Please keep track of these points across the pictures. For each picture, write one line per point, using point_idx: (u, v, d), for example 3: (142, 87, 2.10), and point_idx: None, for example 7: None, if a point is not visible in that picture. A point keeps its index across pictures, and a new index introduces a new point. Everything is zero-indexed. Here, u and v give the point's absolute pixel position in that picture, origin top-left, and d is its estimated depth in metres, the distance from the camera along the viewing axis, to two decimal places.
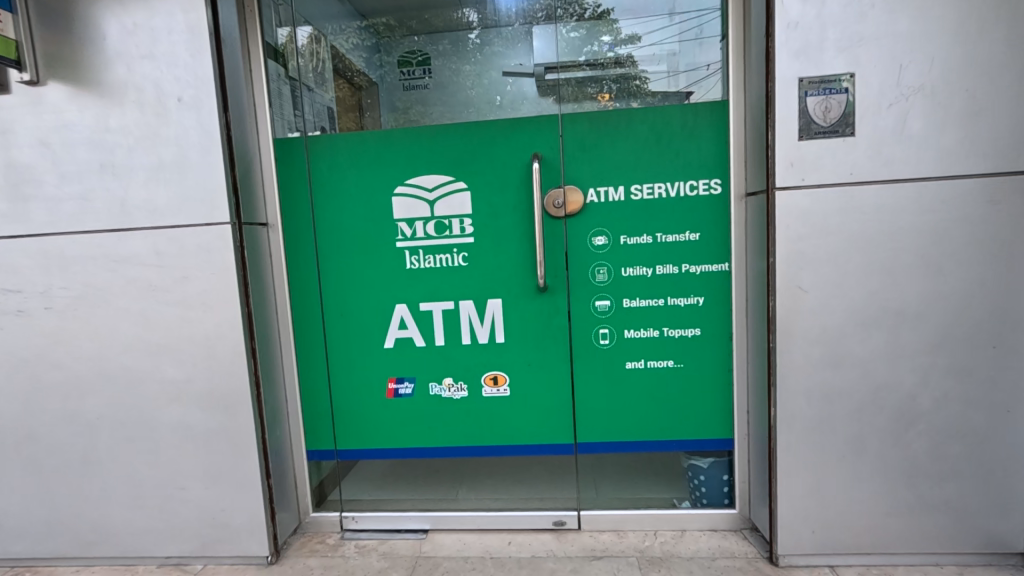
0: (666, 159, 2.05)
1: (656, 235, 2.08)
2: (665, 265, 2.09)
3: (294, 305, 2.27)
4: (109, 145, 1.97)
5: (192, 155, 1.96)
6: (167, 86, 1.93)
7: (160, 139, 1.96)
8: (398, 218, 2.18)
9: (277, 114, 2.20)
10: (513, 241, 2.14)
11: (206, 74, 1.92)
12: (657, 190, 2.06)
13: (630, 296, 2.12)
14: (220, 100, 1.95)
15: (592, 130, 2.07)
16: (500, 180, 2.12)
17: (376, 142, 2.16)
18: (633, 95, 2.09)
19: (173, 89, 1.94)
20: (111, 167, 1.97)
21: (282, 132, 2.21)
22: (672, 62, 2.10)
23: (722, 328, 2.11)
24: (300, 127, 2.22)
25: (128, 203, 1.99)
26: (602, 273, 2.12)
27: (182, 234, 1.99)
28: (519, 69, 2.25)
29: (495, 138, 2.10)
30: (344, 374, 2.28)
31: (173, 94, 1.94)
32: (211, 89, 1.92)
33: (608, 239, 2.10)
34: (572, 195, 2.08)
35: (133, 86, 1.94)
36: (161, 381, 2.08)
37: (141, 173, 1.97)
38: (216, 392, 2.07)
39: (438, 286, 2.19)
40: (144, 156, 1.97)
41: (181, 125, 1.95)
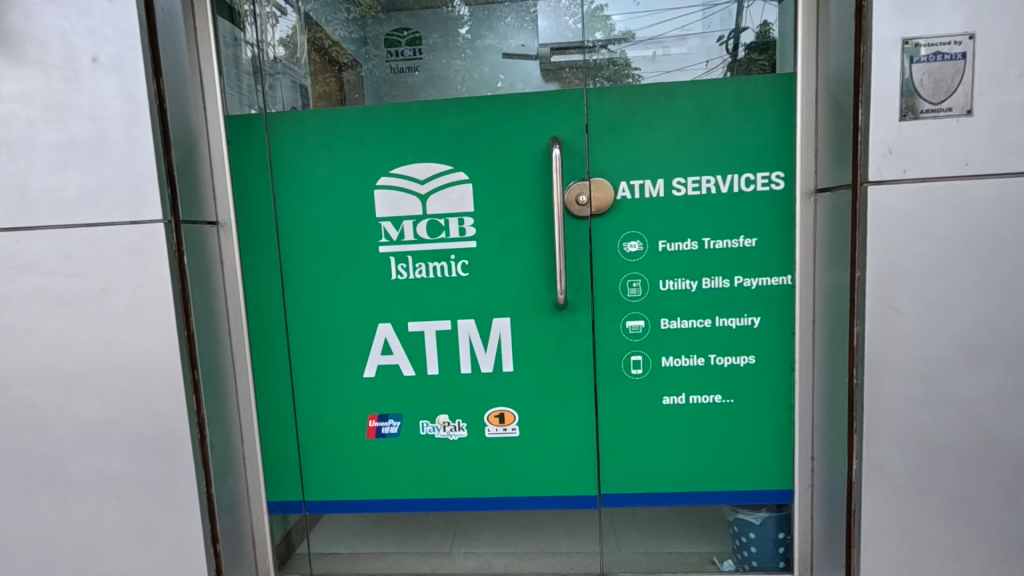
0: (715, 146, 1.65)
1: (703, 240, 1.68)
2: (713, 277, 1.69)
3: (250, 323, 1.82)
4: (3, 118, 1.53)
5: (113, 130, 1.53)
6: (79, 41, 1.50)
7: (71, 109, 1.53)
8: (381, 217, 1.75)
9: (234, 88, 1.75)
10: (525, 247, 1.72)
11: (131, 27, 1.51)
12: (705, 185, 1.66)
13: (668, 315, 1.72)
14: (151, 63, 1.54)
15: (625, 109, 1.66)
16: (509, 171, 1.70)
17: (353, 122, 1.73)
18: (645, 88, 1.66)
19: (86, 44, 1.51)
20: (6, 146, 1.53)
21: (239, 108, 1.76)
22: (693, 44, 1.70)
23: (781, 355, 1.72)
24: (262, 103, 1.76)
25: (29, 193, 1.54)
26: (635, 286, 1.71)
27: (101, 233, 1.54)
28: (519, 50, 1.80)
29: (504, 118, 1.68)
30: (315, 409, 1.84)
31: (86, 53, 1.52)
32: (137, 48, 1.51)
33: (643, 245, 1.69)
34: (599, 189, 1.67)
35: (35, 41, 1.51)
36: (73, 423, 1.62)
37: (47, 154, 1.53)
38: (145, 435, 1.62)
39: (431, 302, 1.77)
40: (49, 132, 1.53)
41: (97, 90, 1.52)
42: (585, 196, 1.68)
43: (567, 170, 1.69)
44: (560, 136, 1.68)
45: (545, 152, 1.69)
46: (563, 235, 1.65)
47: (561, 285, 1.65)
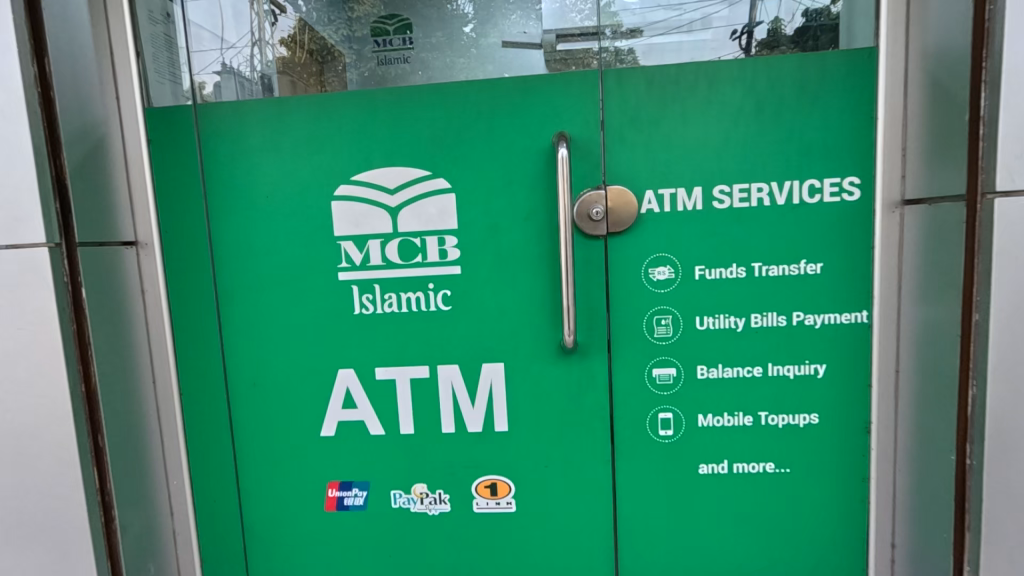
0: (769, 144, 1.28)
1: (752, 266, 1.31)
2: (765, 313, 1.32)
3: (180, 369, 1.45)
4: None
5: None
6: None
7: None
8: (341, 236, 1.38)
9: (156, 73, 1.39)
10: (523, 275, 1.35)
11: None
12: (755, 194, 1.29)
13: (707, 361, 1.34)
14: (29, 39, 1.19)
15: (652, 97, 1.28)
16: (503, 178, 1.33)
17: (305, 115, 1.36)
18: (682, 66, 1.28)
19: None
20: None
21: (171, 100, 1.39)
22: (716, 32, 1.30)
23: (852, 413, 1.34)
24: (199, 92, 1.40)
25: None
26: (663, 324, 1.34)
27: None
28: (523, 40, 1.35)
29: (496, 109, 1.31)
30: (261, 474, 1.48)
31: None
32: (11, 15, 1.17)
33: (674, 272, 1.32)
34: (617, 201, 1.30)
35: None
36: None
37: None
38: (41, 519, 1.27)
39: (404, 343, 1.40)
40: None
41: None
42: (601, 210, 1.30)
43: (577, 175, 1.31)
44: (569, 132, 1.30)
45: (549, 153, 1.31)
46: (571, 259, 1.27)
47: (569, 323, 1.28)
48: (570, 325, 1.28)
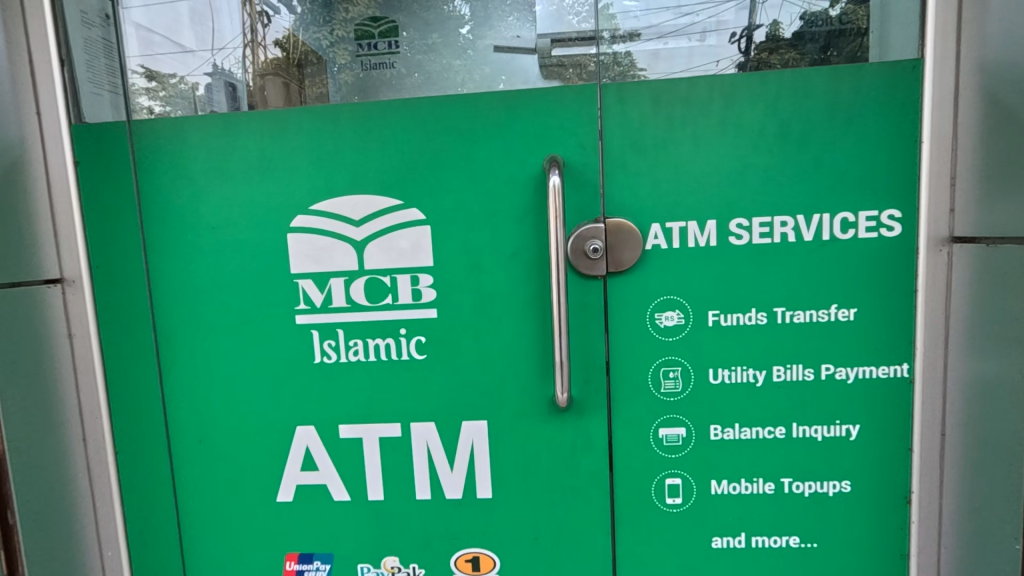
0: (796, 171, 1.10)
1: (774, 311, 1.13)
2: (789, 365, 1.14)
3: (115, 425, 1.26)
4: None
5: None
6: None
7: None
8: (298, 273, 1.19)
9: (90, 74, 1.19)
10: (509, 320, 1.16)
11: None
12: (780, 229, 1.11)
13: (721, 421, 1.16)
14: None
15: (659, 116, 1.10)
16: (486, 208, 1.14)
17: (257, 133, 1.17)
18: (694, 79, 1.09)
19: None
20: None
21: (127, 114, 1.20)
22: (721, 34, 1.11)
23: (889, 480, 1.16)
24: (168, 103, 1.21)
25: None
26: (671, 377, 1.16)
27: None
28: (517, 44, 1.16)
29: (478, 128, 1.13)
30: (209, 542, 1.29)
31: None
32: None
33: (684, 317, 1.14)
34: (618, 236, 1.12)
35: None
36: None
37: None
38: None
39: (372, 396, 1.21)
40: None
41: None
42: (601, 246, 1.12)
43: (572, 205, 1.13)
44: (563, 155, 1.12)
45: (539, 179, 1.13)
46: (565, 306, 1.09)
47: (561, 380, 1.10)
48: (562, 382, 1.10)
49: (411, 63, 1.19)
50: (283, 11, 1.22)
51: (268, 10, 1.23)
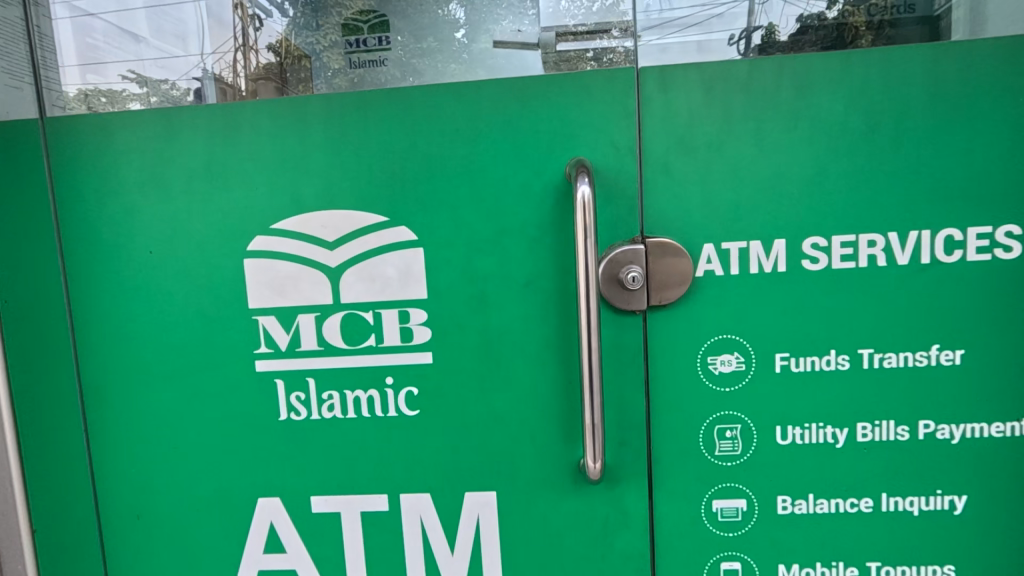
0: (888, 177, 0.86)
1: (859, 354, 0.89)
2: (878, 422, 0.90)
3: (31, 496, 1.01)
4: None
5: None
6: None
7: None
8: (258, 308, 0.95)
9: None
10: (524, 367, 0.92)
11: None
12: (867, 251, 0.87)
13: (791, 490, 0.93)
14: None
15: (713, 109, 0.87)
16: (493, 226, 0.91)
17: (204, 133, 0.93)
18: (758, 64, 0.86)
19: None
20: None
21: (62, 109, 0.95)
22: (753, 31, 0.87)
23: (1003, 564, 0.92)
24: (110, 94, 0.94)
25: None
26: (728, 437, 0.92)
27: None
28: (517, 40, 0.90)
29: (483, 125, 0.89)
30: None
31: None
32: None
33: (745, 363, 0.91)
34: (662, 262, 0.88)
35: None
36: None
37: None
38: None
39: (351, 461, 0.97)
40: None
41: None
42: (641, 274, 0.88)
43: (602, 222, 0.90)
44: (591, 160, 0.88)
45: (561, 190, 0.89)
46: (599, 350, 0.85)
47: (596, 444, 0.85)
48: (597, 447, 0.85)
49: (400, 59, 0.91)
50: (280, 15, 0.94)
51: (263, 13, 0.94)
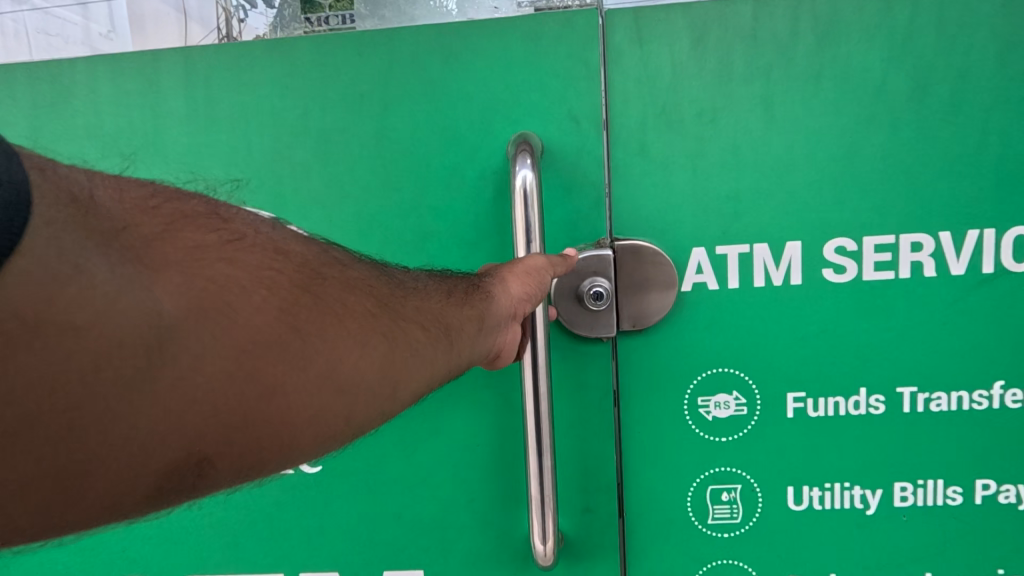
0: (943, 157, 0.64)
1: (898, 394, 0.68)
2: (922, 483, 0.68)
3: None
4: None
5: None
6: None
7: None
8: None
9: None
10: (457, 410, 0.70)
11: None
12: (912, 259, 0.65)
13: (806, 569, 0.71)
14: None
15: (705, 68, 0.64)
16: (414, 225, 0.68)
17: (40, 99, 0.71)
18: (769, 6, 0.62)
19: None
20: None
21: None
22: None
23: None
24: None
25: None
26: (724, 501, 0.70)
27: None
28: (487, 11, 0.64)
29: (399, 89, 0.66)
30: None
31: None
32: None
33: (747, 406, 0.69)
34: (636, 272, 0.66)
35: None
36: None
37: None
38: None
39: (239, 531, 0.75)
40: None
41: None
42: (608, 288, 0.67)
43: (558, 221, 0.68)
44: (541, 135, 0.66)
45: (501, 177, 0.66)
46: (550, 394, 0.63)
47: (548, 521, 0.64)
48: (549, 525, 0.64)
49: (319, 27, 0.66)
50: (266, 6, 0.66)
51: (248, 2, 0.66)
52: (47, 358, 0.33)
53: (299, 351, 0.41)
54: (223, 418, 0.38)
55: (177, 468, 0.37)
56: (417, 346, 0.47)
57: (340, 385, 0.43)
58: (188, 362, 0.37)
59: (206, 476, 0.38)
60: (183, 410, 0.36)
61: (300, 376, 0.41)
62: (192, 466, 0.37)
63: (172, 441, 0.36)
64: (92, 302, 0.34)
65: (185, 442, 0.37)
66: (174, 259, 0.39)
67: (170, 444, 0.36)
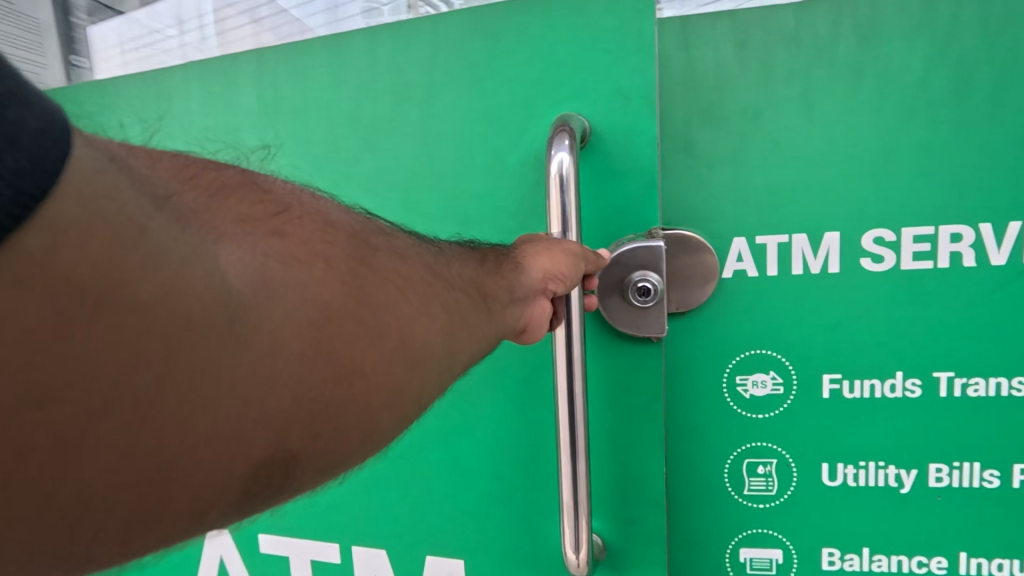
0: (994, 135, 0.61)
1: (934, 378, 0.66)
2: (958, 465, 0.67)
3: None
4: None
5: None
6: None
7: None
8: None
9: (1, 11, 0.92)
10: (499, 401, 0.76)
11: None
12: (951, 249, 0.64)
13: (838, 541, 0.71)
14: None
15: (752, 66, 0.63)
16: (464, 212, 0.72)
17: (178, 99, 0.83)
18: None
19: None
20: None
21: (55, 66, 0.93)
22: None
23: None
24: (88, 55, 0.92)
25: None
26: (759, 475, 0.71)
27: None
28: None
29: (448, 76, 0.69)
30: None
31: None
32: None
33: (784, 385, 0.69)
34: (679, 263, 0.67)
35: None
36: None
37: None
38: None
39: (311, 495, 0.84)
40: None
41: None
42: (656, 284, 0.66)
43: (605, 207, 0.68)
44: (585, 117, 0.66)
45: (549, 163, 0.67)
46: (585, 416, 0.63)
47: (582, 532, 0.63)
48: (583, 535, 0.63)
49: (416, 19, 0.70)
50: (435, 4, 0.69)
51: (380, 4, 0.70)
52: (91, 344, 0.25)
53: (368, 324, 0.37)
54: (309, 407, 0.33)
55: (264, 467, 0.32)
56: (476, 311, 0.46)
57: (416, 356, 0.40)
58: (265, 337, 0.31)
59: (291, 473, 0.34)
60: (261, 396, 0.31)
61: (377, 349, 0.37)
62: (276, 464, 0.32)
63: (257, 436, 0.31)
64: (159, 269, 0.28)
65: (266, 436, 0.31)
66: (220, 223, 0.33)
67: (252, 440, 0.31)
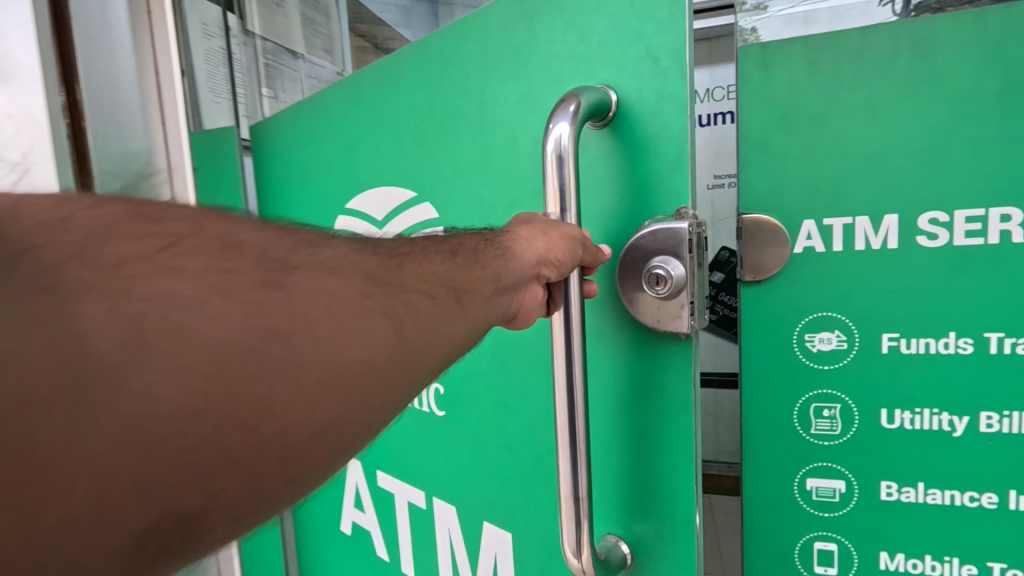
0: None
1: (986, 339, 0.81)
2: (1007, 413, 0.81)
3: None
4: None
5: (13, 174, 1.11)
6: None
7: None
8: None
9: (204, 65, 1.24)
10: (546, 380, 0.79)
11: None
12: (1003, 228, 0.77)
13: (894, 475, 0.89)
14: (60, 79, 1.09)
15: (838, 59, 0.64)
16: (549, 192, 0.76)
17: (324, 113, 1.05)
18: None
19: None
20: None
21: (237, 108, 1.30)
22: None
23: None
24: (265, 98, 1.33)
25: None
26: (826, 416, 0.92)
27: None
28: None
29: (498, 66, 0.78)
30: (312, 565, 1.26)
31: None
32: (37, 38, 1.05)
33: (847, 341, 0.88)
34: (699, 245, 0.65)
35: None
36: None
37: None
38: None
39: (411, 442, 0.99)
40: None
41: None
42: (670, 272, 0.64)
43: (630, 187, 0.70)
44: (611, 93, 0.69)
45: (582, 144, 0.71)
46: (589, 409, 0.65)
47: (581, 534, 0.66)
48: (582, 537, 0.66)
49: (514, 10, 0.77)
50: None
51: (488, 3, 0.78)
52: None
53: (280, 357, 0.36)
54: (206, 462, 0.33)
55: (159, 531, 0.32)
56: (432, 318, 0.47)
57: (347, 383, 0.39)
58: (140, 395, 0.31)
59: (195, 532, 0.34)
60: (134, 463, 0.30)
61: (290, 386, 0.36)
62: (171, 526, 0.32)
63: (138, 502, 0.31)
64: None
65: (143, 504, 0.31)
66: (88, 276, 0.32)
67: (131, 509, 0.31)
